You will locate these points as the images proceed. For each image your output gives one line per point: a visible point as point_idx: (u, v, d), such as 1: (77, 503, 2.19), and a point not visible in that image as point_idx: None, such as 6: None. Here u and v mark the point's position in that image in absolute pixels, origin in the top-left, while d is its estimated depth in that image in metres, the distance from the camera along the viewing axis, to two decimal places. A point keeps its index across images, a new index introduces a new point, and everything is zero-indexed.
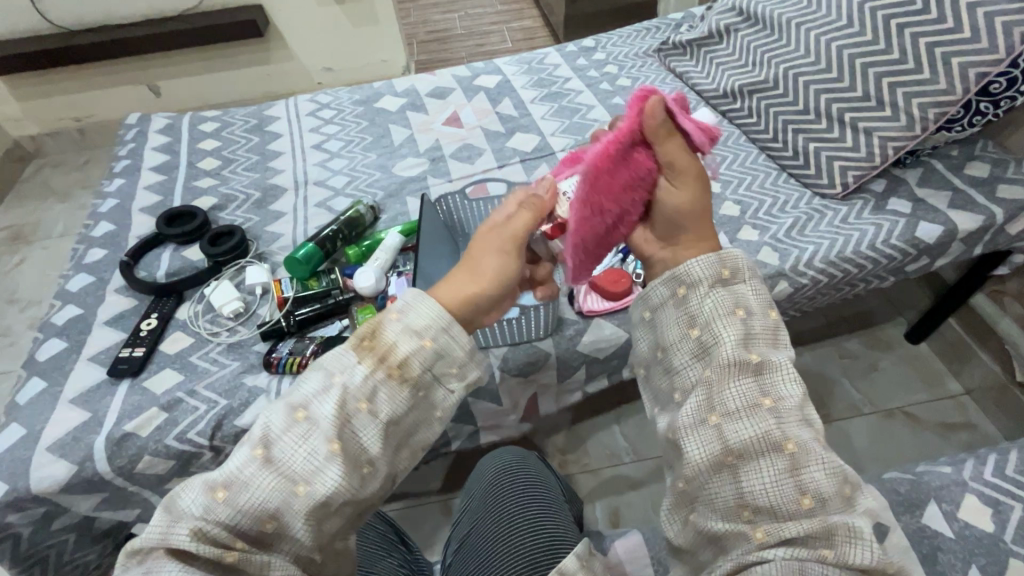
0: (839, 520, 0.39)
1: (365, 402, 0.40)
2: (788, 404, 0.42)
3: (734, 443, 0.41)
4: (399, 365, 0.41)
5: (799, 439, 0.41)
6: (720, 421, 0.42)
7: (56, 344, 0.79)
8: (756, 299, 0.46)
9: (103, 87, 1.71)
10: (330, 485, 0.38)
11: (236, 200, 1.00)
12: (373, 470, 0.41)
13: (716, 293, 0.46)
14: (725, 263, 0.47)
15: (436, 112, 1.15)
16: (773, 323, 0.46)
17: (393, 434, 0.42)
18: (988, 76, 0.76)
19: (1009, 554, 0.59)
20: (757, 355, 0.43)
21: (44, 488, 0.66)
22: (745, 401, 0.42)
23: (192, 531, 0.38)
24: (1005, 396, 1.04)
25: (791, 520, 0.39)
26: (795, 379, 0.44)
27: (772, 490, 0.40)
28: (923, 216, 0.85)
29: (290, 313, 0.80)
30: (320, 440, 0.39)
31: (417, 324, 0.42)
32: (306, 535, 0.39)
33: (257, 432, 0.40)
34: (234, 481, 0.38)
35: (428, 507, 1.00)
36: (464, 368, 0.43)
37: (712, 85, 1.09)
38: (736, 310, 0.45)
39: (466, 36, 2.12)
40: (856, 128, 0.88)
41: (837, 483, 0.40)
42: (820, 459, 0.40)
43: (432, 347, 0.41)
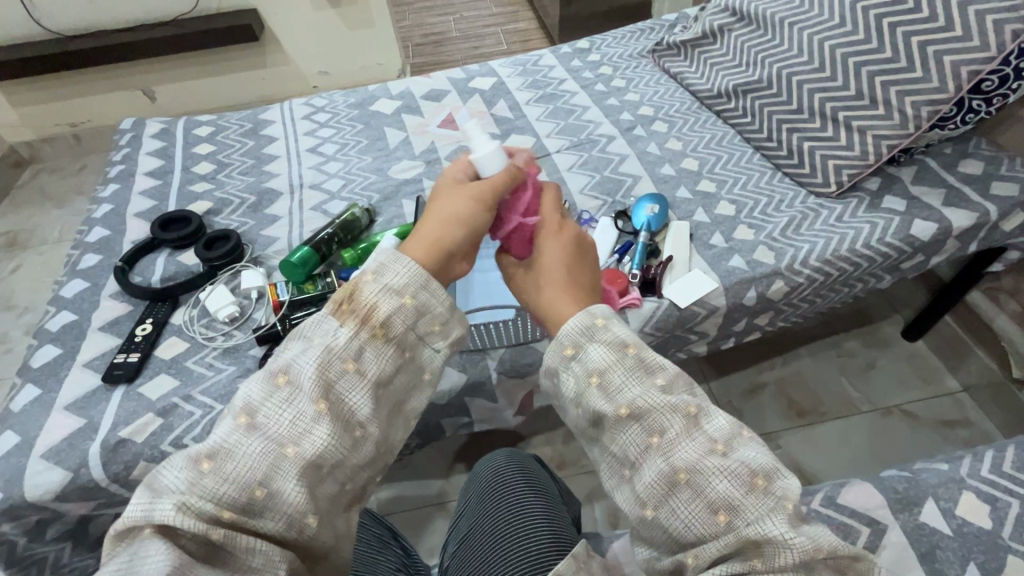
0: (756, 531, 0.38)
1: (351, 362, 0.43)
2: (672, 436, 0.42)
3: (644, 494, 0.42)
4: (382, 325, 0.45)
5: (688, 465, 0.41)
6: (631, 475, 0.43)
7: (50, 350, 0.79)
8: (608, 352, 0.44)
9: (99, 92, 1.70)
10: (317, 443, 0.40)
11: (231, 204, 1.00)
12: (364, 432, 0.43)
13: (572, 371, 0.45)
14: (565, 341, 0.46)
15: (431, 115, 1.15)
16: (631, 360, 0.44)
17: (384, 398, 0.46)
18: (980, 74, 0.77)
19: (1007, 551, 0.59)
20: (626, 407, 0.43)
21: (40, 494, 0.65)
22: (638, 448, 0.43)
23: (177, 506, 0.37)
24: (1004, 395, 1.04)
25: (713, 539, 0.40)
26: (672, 409, 0.43)
27: (689, 520, 0.40)
28: (918, 214, 0.85)
29: (286, 317, 0.80)
30: (304, 402, 0.41)
31: (395, 283, 0.46)
32: (298, 499, 0.39)
33: (238, 403, 0.42)
34: (219, 450, 0.39)
35: (426, 510, 1.00)
36: (446, 325, 0.48)
37: (707, 86, 1.09)
38: (589, 378, 0.44)
39: (462, 38, 2.12)
40: (849, 127, 0.89)
41: (742, 483, 0.40)
42: (716, 470, 0.41)
43: (412, 304, 0.46)
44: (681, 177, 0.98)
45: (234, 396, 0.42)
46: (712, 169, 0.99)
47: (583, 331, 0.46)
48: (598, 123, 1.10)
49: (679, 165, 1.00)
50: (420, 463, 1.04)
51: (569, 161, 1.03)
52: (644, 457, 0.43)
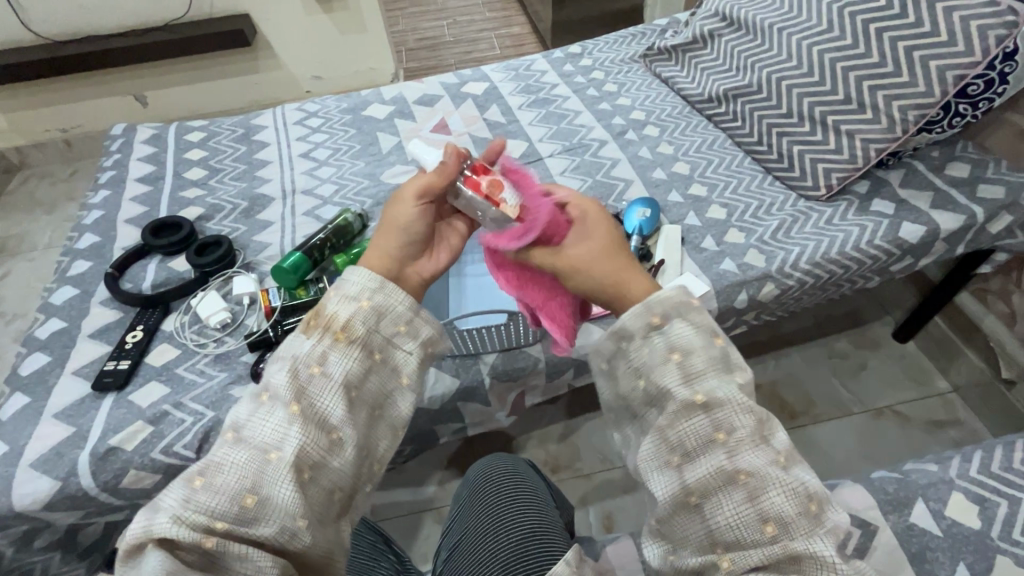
0: (804, 546, 0.39)
1: (317, 366, 0.44)
2: (741, 437, 0.42)
3: (693, 484, 0.42)
4: (343, 328, 0.46)
5: (752, 468, 0.41)
6: (680, 463, 0.43)
7: (40, 357, 0.78)
8: (697, 334, 0.45)
9: (90, 98, 1.70)
10: (296, 445, 0.41)
11: (223, 210, 1.00)
12: (342, 435, 0.43)
13: (651, 342, 0.46)
14: (654, 308, 0.46)
15: (424, 119, 1.15)
16: (718, 350, 0.45)
17: (360, 404, 0.46)
18: (965, 79, 0.78)
19: (996, 551, 0.60)
20: (703, 396, 0.43)
21: (29, 503, 0.65)
22: (699, 439, 0.42)
23: (173, 518, 0.38)
24: (993, 395, 1.06)
25: (754, 547, 0.40)
26: (747, 410, 0.43)
27: (735, 522, 0.40)
28: (907, 216, 0.86)
29: (278, 323, 0.79)
30: (281, 409, 0.42)
31: (353, 290, 0.47)
32: (288, 500, 0.40)
33: (227, 424, 0.44)
34: (209, 466, 0.40)
35: (420, 515, 0.99)
36: (411, 326, 0.49)
37: (698, 90, 1.10)
38: (672, 354, 0.45)
39: (455, 43, 2.13)
40: (838, 131, 0.90)
41: (799, 502, 0.40)
42: (778, 481, 0.40)
43: (370, 306, 0.47)
44: (673, 180, 0.99)
45: (224, 419, 0.44)
46: (704, 172, 1.00)
47: (675, 305, 0.46)
48: (590, 128, 1.11)
49: (671, 169, 1.01)
50: (414, 467, 1.03)
51: (561, 166, 1.04)
52: (704, 449, 0.42)
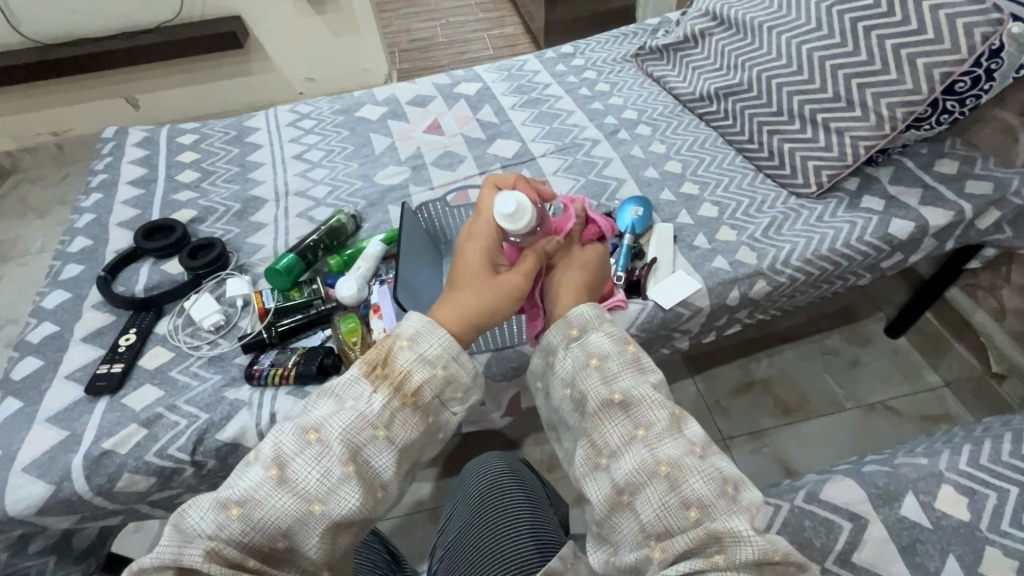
0: (724, 526, 0.40)
1: (382, 429, 0.44)
2: (657, 430, 0.45)
3: (621, 481, 0.44)
4: (413, 392, 0.45)
5: (671, 459, 0.43)
6: (608, 463, 0.45)
7: (32, 362, 0.78)
8: (610, 342, 0.50)
9: (81, 101, 1.69)
10: (343, 505, 0.41)
11: (216, 212, 0.99)
12: (386, 494, 0.44)
13: (571, 352, 0.50)
14: (572, 322, 0.52)
15: (416, 121, 1.15)
16: (630, 355, 0.49)
17: (406, 458, 0.46)
18: (952, 76, 0.79)
19: (985, 542, 0.61)
20: (620, 394, 0.46)
21: (22, 509, 0.65)
22: (622, 437, 0.45)
23: (205, 553, 0.38)
24: (983, 389, 1.07)
25: (681, 534, 0.41)
26: (660, 404, 0.46)
27: (659, 512, 0.42)
28: (896, 213, 0.87)
29: (271, 325, 0.79)
30: (334, 462, 0.42)
31: (430, 353, 0.46)
32: (318, 554, 0.41)
33: (269, 452, 0.42)
34: (249, 498, 0.40)
35: (417, 515, 1.00)
36: (470, 394, 0.49)
37: (689, 89, 1.11)
38: (589, 361, 0.49)
39: (448, 44, 2.13)
40: (828, 128, 0.90)
41: (715, 485, 0.42)
42: (695, 469, 0.43)
43: (442, 374, 0.46)
44: (664, 179, 0.99)
45: (265, 445, 0.43)
46: (696, 171, 1.00)
47: (590, 318, 0.51)
48: (582, 128, 1.11)
49: (663, 168, 1.01)
50: None
51: (554, 166, 1.04)
52: (626, 447, 0.45)
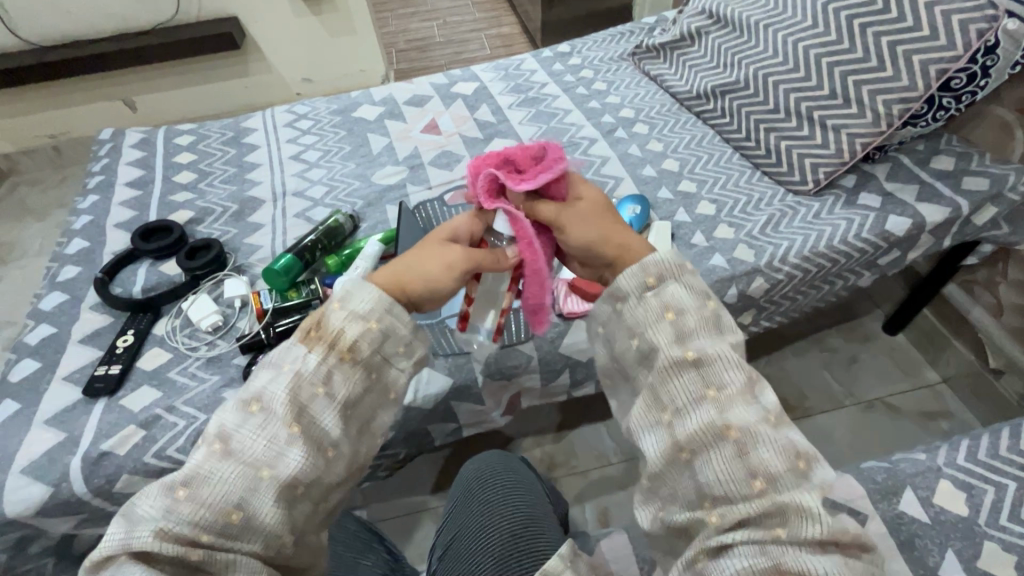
0: (789, 498, 0.40)
1: (321, 386, 0.44)
2: (731, 392, 0.44)
3: (683, 439, 0.43)
4: (349, 347, 0.45)
5: (744, 425, 0.43)
6: (671, 420, 0.45)
7: (29, 364, 0.78)
8: (689, 295, 0.47)
9: (79, 103, 1.69)
10: (291, 465, 0.42)
11: (214, 213, 0.99)
12: (337, 452, 0.45)
13: (645, 301, 0.48)
14: (649, 270, 0.49)
15: (414, 120, 1.15)
16: (710, 312, 0.47)
17: (353, 417, 0.46)
18: (947, 73, 0.79)
19: (984, 537, 0.61)
20: (694, 352, 0.45)
21: (19, 511, 0.64)
22: (690, 396, 0.44)
23: (155, 532, 0.38)
24: (981, 385, 1.07)
25: (742, 501, 0.41)
26: (736, 366, 0.45)
27: (722, 477, 0.42)
28: (893, 210, 0.87)
29: (270, 325, 0.79)
30: (278, 426, 0.42)
31: (361, 308, 0.46)
32: (274, 518, 0.41)
33: (211, 431, 0.43)
34: (194, 477, 0.41)
35: (416, 515, 1.00)
36: (411, 346, 0.49)
37: (686, 87, 1.11)
38: (665, 313, 0.47)
39: (445, 44, 2.13)
40: (825, 126, 0.90)
41: (788, 459, 0.42)
42: (766, 438, 0.42)
43: (378, 328, 0.46)
44: (662, 177, 1.00)
45: (208, 425, 0.43)
46: (693, 169, 1.00)
47: (667, 267, 0.49)
48: (579, 126, 1.11)
49: (660, 167, 1.01)
50: (410, 468, 1.04)
51: None
52: (694, 406, 0.44)
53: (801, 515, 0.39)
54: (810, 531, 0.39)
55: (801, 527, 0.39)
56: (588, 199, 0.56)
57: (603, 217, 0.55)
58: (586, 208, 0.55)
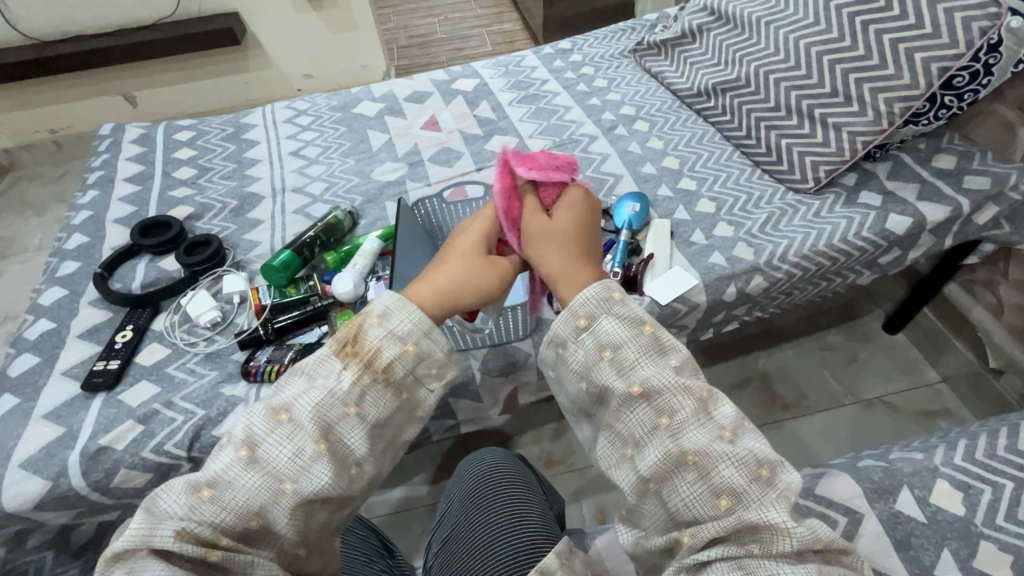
0: (756, 514, 0.40)
1: (353, 407, 0.44)
2: (682, 418, 0.44)
3: (647, 473, 0.43)
4: (384, 369, 0.45)
5: (698, 448, 0.43)
6: (632, 454, 0.45)
7: (28, 358, 0.78)
8: (624, 327, 0.47)
9: (79, 99, 1.69)
10: (315, 483, 0.41)
11: (213, 209, 0.99)
12: (361, 471, 0.45)
13: (583, 342, 0.47)
14: (578, 311, 0.48)
15: (414, 116, 1.15)
16: (649, 338, 0.47)
17: (381, 437, 0.46)
18: (949, 71, 0.79)
19: (980, 537, 0.61)
20: (639, 386, 0.45)
21: (18, 505, 0.65)
22: (645, 427, 0.44)
23: (177, 533, 0.38)
24: (981, 384, 1.07)
25: (711, 521, 0.42)
26: (685, 391, 0.44)
27: (690, 501, 0.42)
28: (893, 208, 0.87)
29: (268, 321, 0.79)
30: (306, 441, 0.42)
31: (401, 329, 0.46)
32: (292, 531, 0.42)
33: (239, 433, 0.43)
34: (219, 480, 0.41)
35: (414, 512, 1.00)
36: (443, 369, 0.48)
37: (687, 84, 1.11)
38: (602, 353, 0.46)
39: (447, 40, 2.13)
40: (826, 124, 0.90)
41: (758, 472, 0.42)
42: (723, 455, 0.42)
43: (415, 351, 0.46)
44: (662, 175, 0.99)
45: (235, 428, 0.43)
46: (694, 167, 1.00)
47: (597, 302, 0.48)
48: (580, 124, 1.11)
49: (660, 164, 1.01)
50: (408, 464, 1.04)
51: None
52: (650, 437, 0.44)
53: (772, 530, 0.40)
54: (784, 544, 0.39)
55: (776, 541, 0.39)
56: (561, 221, 0.57)
57: (568, 241, 0.55)
58: (555, 229, 0.55)
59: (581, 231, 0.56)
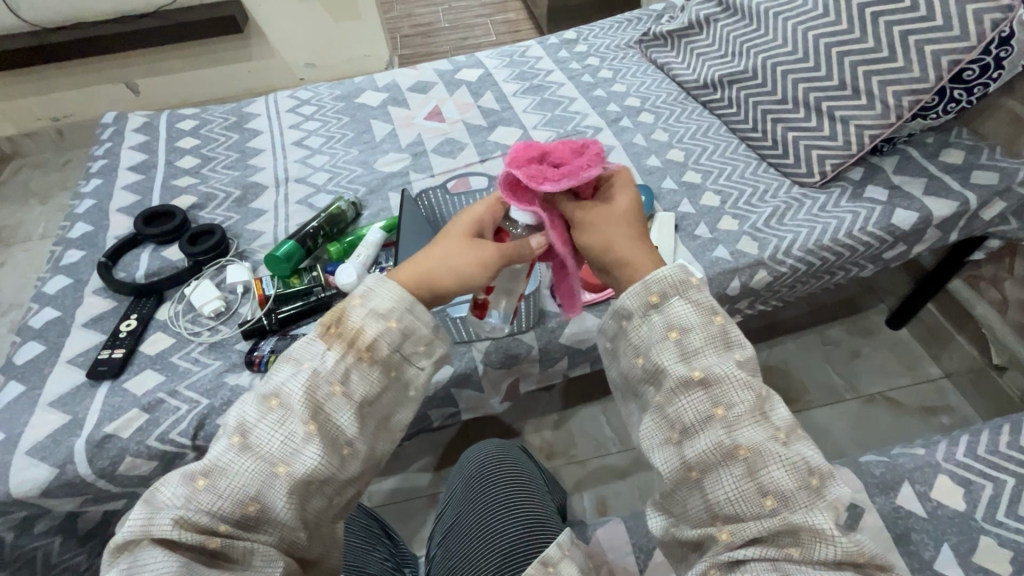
0: (804, 518, 0.41)
1: (338, 385, 0.44)
2: (740, 412, 0.44)
3: (693, 459, 0.43)
4: (368, 347, 0.45)
5: (752, 443, 0.43)
6: (680, 439, 0.45)
7: (34, 346, 0.79)
8: (696, 312, 0.47)
9: (79, 86, 1.68)
10: (307, 465, 0.42)
11: (217, 198, 0.99)
12: (353, 450, 0.44)
13: (651, 320, 0.48)
14: (652, 288, 0.48)
15: (418, 106, 1.14)
16: (718, 329, 0.47)
17: (370, 416, 0.46)
18: (960, 64, 0.78)
19: (980, 532, 0.61)
20: (700, 372, 0.45)
21: (26, 491, 0.65)
22: (698, 415, 0.44)
23: (174, 521, 0.39)
24: (983, 379, 1.07)
25: (753, 519, 0.42)
26: (747, 386, 0.44)
27: (735, 497, 0.42)
28: (899, 203, 0.86)
29: (271, 312, 0.79)
30: (296, 423, 0.42)
31: (382, 307, 0.46)
32: (289, 514, 0.41)
33: (232, 422, 0.43)
34: (213, 468, 0.41)
35: (417, 501, 1.01)
36: (430, 345, 0.48)
37: (693, 76, 1.10)
38: (669, 333, 0.46)
39: (450, 29, 2.11)
40: (833, 117, 0.89)
41: (800, 477, 0.42)
42: (776, 457, 0.42)
43: (398, 327, 0.46)
44: (667, 168, 0.99)
45: (228, 417, 0.44)
46: (699, 160, 0.99)
47: (673, 283, 0.48)
48: (585, 115, 1.10)
49: (666, 157, 1.01)
50: (410, 454, 1.04)
51: None
52: (704, 425, 0.44)
53: (815, 536, 0.40)
54: (822, 551, 0.40)
55: (815, 547, 0.40)
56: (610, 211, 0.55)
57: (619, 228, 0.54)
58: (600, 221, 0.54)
59: (635, 204, 0.56)
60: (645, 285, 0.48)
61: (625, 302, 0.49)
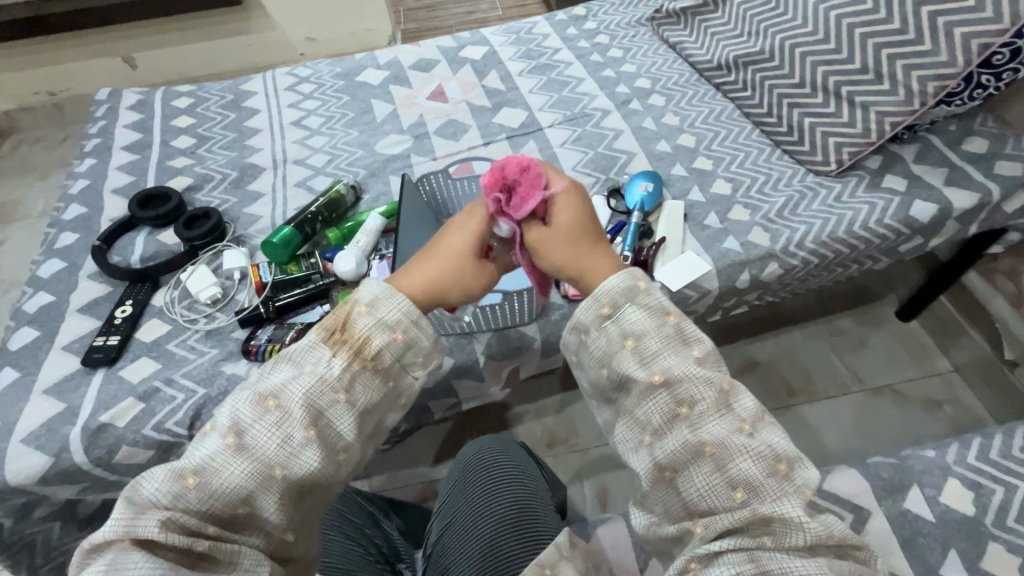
0: (772, 509, 0.39)
1: (343, 393, 0.43)
2: (703, 409, 0.42)
3: (664, 460, 0.42)
4: (373, 356, 0.44)
5: (717, 439, 0.41)
6: (651, 442, 0.43)
7: (28, 332, 0.77)
8: (650, 317, 0.45)
9: (74, 60, 1.64)
10: (304, 469, 0.41)
11: (213, 179, 0.97)
12: (347, 456, 0.44)
13: (605, 331, 0.46)
14: (602, 298, 0.46)
15: (420, 86, 1.10)
16: (672, 328, 0.45)
17: (367, 422, 0.45)
18: (991, 48, 0.73)
19: (989, 537, 0.60)
20: (661, 376, 0.43)
21: (22, 479, 0.65)
22: (663, 416, 0.43)
23: (160, 523, 0.37)
24: (994, 375, 1.06)
25: (724, 512, 0.41)
26: (709, 382, 0.43)
27: (704, 491, 0.41)
28: (918, 194, 0.83)
29: (269, 299, 0.78)
30: (294, 427, 0.41)
31: (390, 317, 0.45)
32: (279, 518, 0.41)
33: (224, 420, 0.42)
34: (204, 468, 0.40)
35: (416, 488, 1.00)
36: (429, 356, 0.47)
37: (707, 56, 1.05)
38: (625, 342, 0.45)
39: (455, 3, 2.04)
40: (852, 102, 0.85)
41: (766, 465, 0.41)
42: (742, 448, 0.41)
43: (403, 339, 0.45)
44: (677, 154, 0.95)
45: (220, 414, 0.42)
46: (710, 145, 0.96)
47: (622, 292, 0.46)
48: (593, 97, 1.06)
49: (676, 142, 0.97)
50: (410, 441, 1.04)
51: (561, 137, 1.00)
52: (670, 424, 0.43)
53: (784, 523, 0.39)
54: (796, 537, 0.39)
55: (788, 533, 0.39)
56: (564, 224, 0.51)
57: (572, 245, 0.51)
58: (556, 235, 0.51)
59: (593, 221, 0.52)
60: (595, 298, 0.46)
61: (579, 315, 0.47)
